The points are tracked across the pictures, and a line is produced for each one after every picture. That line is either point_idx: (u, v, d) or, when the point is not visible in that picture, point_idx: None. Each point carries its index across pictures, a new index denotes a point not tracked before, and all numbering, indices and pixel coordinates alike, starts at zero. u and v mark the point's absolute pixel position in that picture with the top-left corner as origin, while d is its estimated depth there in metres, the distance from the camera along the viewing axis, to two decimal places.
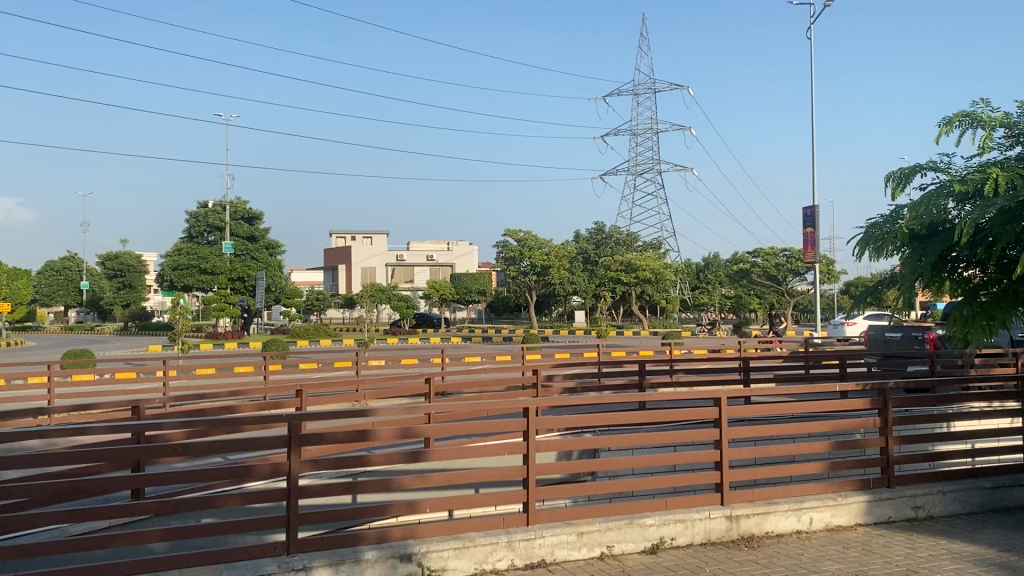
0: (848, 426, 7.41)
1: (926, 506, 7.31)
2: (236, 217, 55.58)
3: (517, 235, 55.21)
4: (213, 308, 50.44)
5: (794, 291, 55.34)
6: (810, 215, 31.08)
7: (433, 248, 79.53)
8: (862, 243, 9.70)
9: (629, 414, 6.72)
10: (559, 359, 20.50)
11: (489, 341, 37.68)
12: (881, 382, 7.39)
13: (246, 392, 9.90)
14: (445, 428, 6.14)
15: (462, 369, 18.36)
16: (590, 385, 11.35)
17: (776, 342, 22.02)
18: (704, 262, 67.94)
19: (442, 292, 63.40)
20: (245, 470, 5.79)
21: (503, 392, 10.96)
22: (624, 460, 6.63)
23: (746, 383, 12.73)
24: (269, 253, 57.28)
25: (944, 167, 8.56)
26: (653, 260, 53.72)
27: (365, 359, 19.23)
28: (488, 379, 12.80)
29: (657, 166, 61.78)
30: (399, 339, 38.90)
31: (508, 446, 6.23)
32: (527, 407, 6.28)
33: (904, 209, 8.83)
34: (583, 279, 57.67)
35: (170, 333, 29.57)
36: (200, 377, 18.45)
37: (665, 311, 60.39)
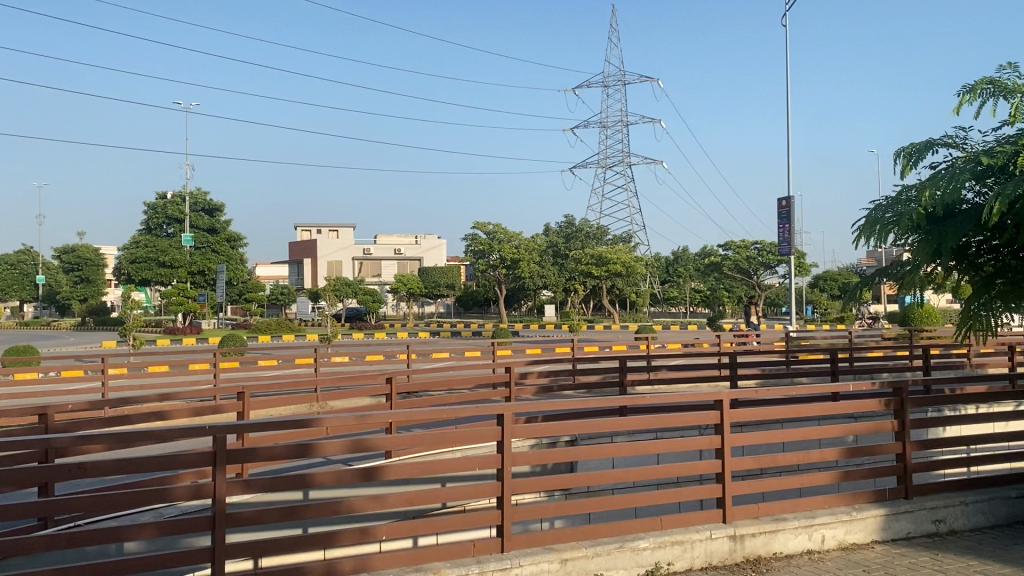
0: (862, 430, 6.59)
1: (947, 519, 6.54)
2: (196, 209, 54.34)
3: (486, 228, 54.01)
4: (169, 302, 48.66)
5: (765, 284, 54.80)
6: (785, 207, 30.44)
7: (400, 241, 78.23)
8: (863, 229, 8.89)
9: (620, 420, 5.78)
10: (531, 354, 19.61)
11: (457, 337, 36.73)
12: (897, 382, 6.57)
13: (183, 395, 8.85)
14: (405, 438, 5.19)
15: (430, 367, 17.36)
16: (567, 386, 10.39)
17: (752, 336, 21.31)
18: (674, 256, 67.46)
19: (409, 286, 62.16)
20: (160, 494, 4.75)
21: (475, 395, 9.99)
22: (616, 475, 5.73)
23: (733, 383, 11.88)
24: (230, 246, 55.68)
25: (960, 143, 7.77)
26: (625, 253, 52.84)
27: (327, 356, 18.17)
28: (456, 377, 11.80)
29: (627, 159, 61.23)
30: (364, 334, 37.70)
31: (479, 459, 5.29)
32: (501, 413, 5.34)
33: (914, 189, 8.03)
34: (553, 273, 56.62)
35: (121, 328, 28.12)
36: (148, 376, 17.28)
37: (635, 305, 59.83)
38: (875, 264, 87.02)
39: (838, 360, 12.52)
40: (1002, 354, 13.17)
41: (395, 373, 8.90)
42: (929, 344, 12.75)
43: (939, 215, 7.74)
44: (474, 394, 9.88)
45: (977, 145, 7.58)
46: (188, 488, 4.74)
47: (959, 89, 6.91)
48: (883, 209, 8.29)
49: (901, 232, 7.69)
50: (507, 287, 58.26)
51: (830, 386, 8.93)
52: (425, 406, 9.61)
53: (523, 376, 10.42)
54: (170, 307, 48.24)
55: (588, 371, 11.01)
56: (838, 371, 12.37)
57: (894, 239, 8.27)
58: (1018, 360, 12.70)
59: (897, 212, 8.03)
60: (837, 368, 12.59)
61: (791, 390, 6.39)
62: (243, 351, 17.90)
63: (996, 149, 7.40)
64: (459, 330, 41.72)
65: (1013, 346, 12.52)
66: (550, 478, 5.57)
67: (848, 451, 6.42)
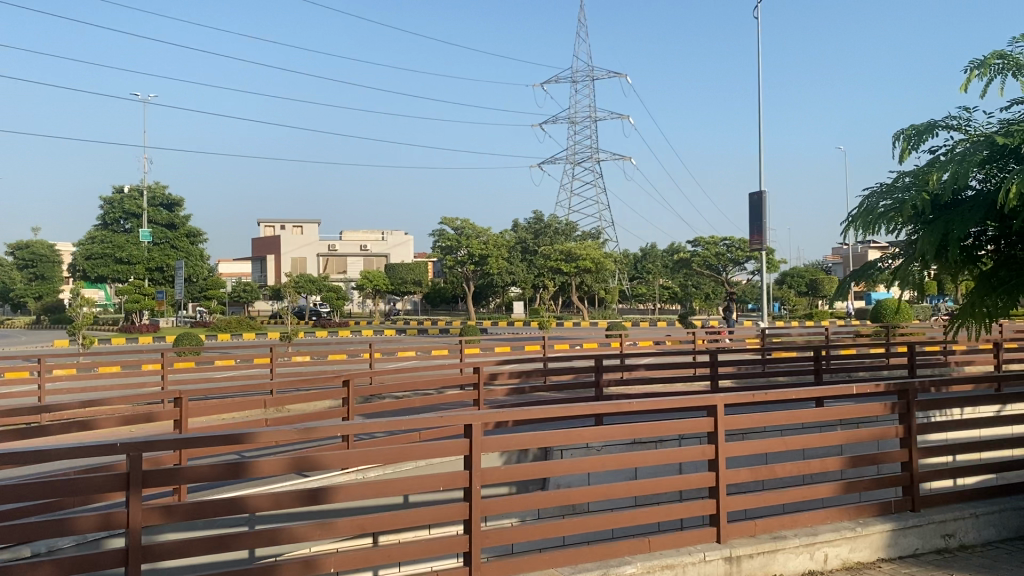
0: (866, 436, 5.97)
1: (957, 534, 5.97)
2: (155, 204, 53.02)
3: (454, 224, 53.18)
4: (126, 299, 47.28)
5: (734, 281, 54.61)
6: (757, 202, 30.11)
7: (366, 237, 77.16)
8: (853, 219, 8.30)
9: (602, 429, 5.10)
10: (499, 353, 18.88)
11: (424, 334, 35.95)
12: (903, 382, 5.97)
13: (115, 399, 8.01)
14: (358, 454, 4.45)
15: (395, 369, 16.57)
16: (539, 388, 9.67)
17: (724, 332, 20.81)
18: (643, 253, 67.17)
19: (375, 283, 61.22)
20: (61, 525, 3.93)
21: (443, 401, 9.23)
22: (599, 491, 5.06)
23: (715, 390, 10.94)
24: (191, 241, 54.31)
25: (961, 125, 7.23)
26: (594, 249, 52.45)
27: (285, 356, 17.27)
28: (419, 377, 10.91)
29: (595, 155, 60.94)
30: (327, 332, 36.86)
31: (443, 477, 4.61)
32: (469, 425, 4.65)
33: (911, 175, 7.47)
34: (522, 269, 55.93)
35: (71, 327, 26.94)
36: (93, 377, 16.29)
37: (604, 302, 59.44)
38: (839, 261, 87.67)
39: (820, 358, 12.00)
40: (986, 352, 12.76)
41: (355, 375, 8.08)
42: (913, 341, 12.28)
43: (942, 201, 7.17)
44: (443, 401, 9.08)
45: (982, 127, 7.05)
46: (94, 517, 3.95)
47: (968, 64, 6.34)
48: (877, 197, 7.70)
49: (902, 223, 7.11)
50: (476, 284, 57.50)
51: (820, 385, 8.36)
52: (389, 411, 8.82)
53: (494, 377, 9.69)
54: (126, 305, 46.69)
55: (562, 371, 10.30)
56: (820, 370, 11.84)
57: (890, 230, 7.69)
58: (1004, 357, 12.30)
59: (895, 199, 7.44)
60: (820, 366, 12.05)
61: (793, 392, 5.75)
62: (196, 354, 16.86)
63: (1005, 130, 6.87)
64: (426, 328, 40.83)
65: (998, 343, 12.12)
66: (525, 497, 4.88)
67: (851, 459, 5.81)
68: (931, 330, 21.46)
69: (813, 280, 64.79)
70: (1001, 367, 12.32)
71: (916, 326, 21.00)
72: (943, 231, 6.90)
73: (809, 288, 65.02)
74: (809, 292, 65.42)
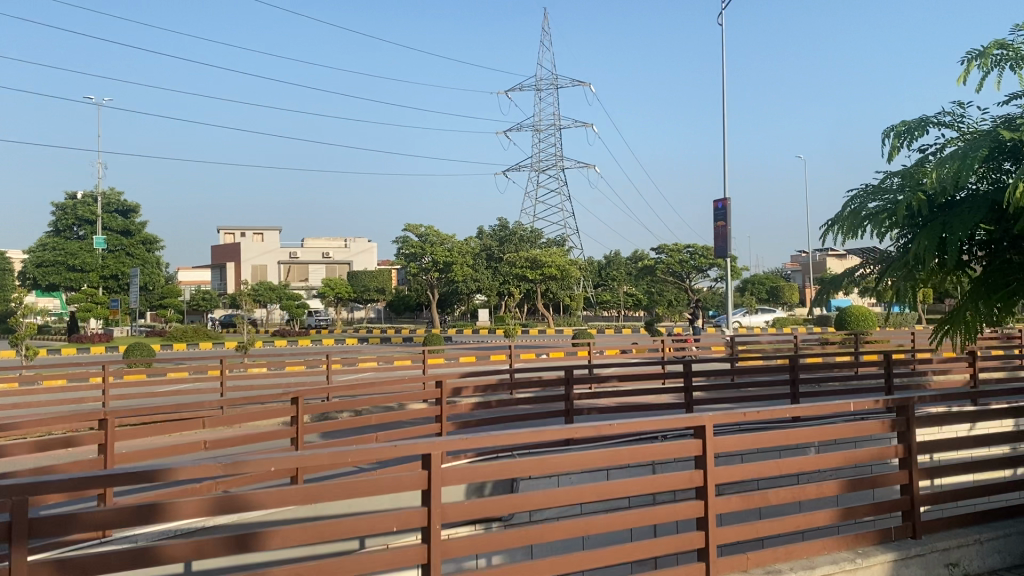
0: (864, 457, 5.45)
1: (961, 562, 5.49)
2: (109, 210, 51.64)
3: (418, 230, 52.32)
4: (78, 308, 45.65)
5: (697, 288, 54.60)
6: (722, 209, 29.85)
7: (329, 244, 75.98)
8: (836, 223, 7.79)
9: (575, 456, 4.50)
10: (463, 364, 18.21)
11: (387, 344, 35.07)
12: (904, 397, 5.48)
13: (39, 422, 7.27)
14: (296, 491, 3.82)
15: (353, 382, 15.80)
16: (505, 403, 9.03)
17: (692, 339, 20.38)
18: (607, 260, 66.90)
19: (337, 291, 60.21)
20: None
21: (402, 418, 8.54)
22: (577, 524, 4.47)
23: (689, 408, 10.24)
24: (147, 248, 52.90)
25: (953, 122, 6.77)
26: (559, 256, 52.10)
27: (238, 368, 16.42)
28: (376, 391, 10.13)
29: (560, 162, 60.64)
30: (287, 342, 35.84)
31: (397, 516, 3.98)
32: (428, 453, 4.04)
33: (901, 177, 6.99)
34: (487, 276, 55.32)
35: (13, 337, 25.62)
36: (30, 392, 15.30)
37: (569, 309, 59.07)
38: (800, 268, 88.34)
39: (795, 372, 11.45)
40: (961, 361, 12.43)
41: (305, 392, 7.36)
42: (889, 350, 11.88)
43: (936, 201, 6.72)
44: (402, 418, 8.39)
45: (975, 124, 6.63)
46: None
47: (970, 53, 5.87)
48: (864, 199, 7.23)
49: (893, 226, 6.66)
50: (440, 292, 56.77)
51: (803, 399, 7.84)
52: (342, 432, 8.11)
53: (457, 392, 9.02)
54: (78, 313, 45.14)
55: (528, 384, 9.67)
56: (795, 387, 11.24)
57: (878, 234, 7.22)
58: (980, 368, 11.99)
59: (885, 201, 6.98)
60: (795, 383, 11.44)
61: (788, 410, 5.22)
62: (143, 368, 15.91)
63: (1001, 126, 6.45)
64: (390, 337, 40.04)
65: (974, 354, 11.82)
66: (490, 535, 4.27)
67: (849, 483, 5.29)
68: (898, 339, 21.24)
69: (774, 287, 65.10)
70: (977, 378, 12.01)
71: (884, 335, 20.77)
72: (942, 234, 6.42)
73: (771, 295, 65.33)
74: (771, 299, 65.71)
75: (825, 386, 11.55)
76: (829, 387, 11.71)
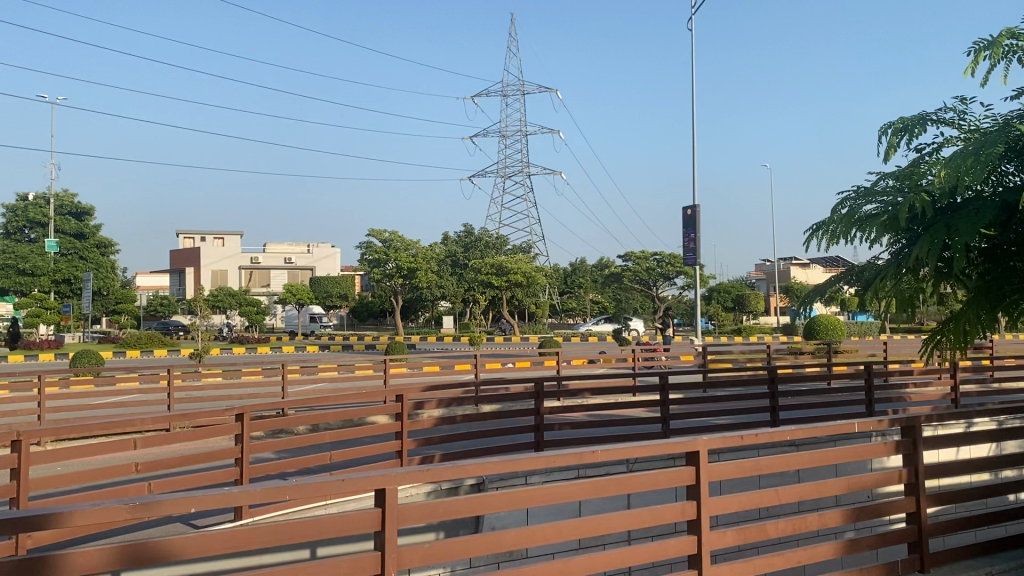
0: (870, 482, 4.91)
1: None
2: (62, 212, 50.00)
3: (382, 236, 51.47)
4: (26, 314, 43.89)
5: (664, 296, 54.28)
6: (691, 216, 29.50)
7: (291, 249, 74.65)
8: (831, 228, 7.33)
9: (553, 488, 3.90)
10: (427, 373, 17.49)
11: (348, 351, 34.14)
12: (911, 416, 4.96)
13: None
14: (225, 537, 3.15)
15: (311, 392, 15.05)
16: (471, 419, 8.36)
17: (662, 348, 19.87)
18: (572, 268, 66.50)
19: (299, 296, 59.11)
20: None
21: (358, 432, 7.86)
22: (554, 565, 3.88)
23: (667, 430, 9.55)
24: (101, 252, 51.28)
25: (953, 119, 6.35)
26: (525, 263, 51.57)
27: (190, 377, 15.52)
28: (330, 405, 9.38)
29: (527, 169, 60.13)
30: (245, 349, 34.69)
31: (346, 563, 3.36)
32: (381, 488, 3.42)
33: (902, 180, 6.56)
34: (452, 283, 54.53)
35: None
36: None
37: (534, 316, 58.51)
38: (764, 277, 88.82)
39: (774, 388, 10.81)
40: (941, 373, 12.06)
41: (249, 412, 6.70)
42: (869, 363, 11.45)
43: (938, 203, 6.31)
44: (360, 433, 7.73)
45: (977, 122, 6.23)
46: None
47: (978, 43, 5.46)
48: (859, 202, 6.78)
49: (892, 232, 6.25)
50: (404, 298, 55.85)
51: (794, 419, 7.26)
52: (292, 446, 7.42)
53: (420, 405, 8.34)
54: (26, 319, 43.36)
55: (495, 398, 9.03)
56: (774, 408, 10.54)
57: (874, 239, 6.76)
58: (961, 390, 11.70)
59: (881, 203, 6.57)
60: (774, 402, 10.74)
61: (788, 432, 4.68)
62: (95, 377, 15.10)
63: (1006, 123, 6.07)
64: (352, 344, 39.03)
65: (956, 368, 11.54)
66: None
67: (854, 512, 4.76)
68: (868, 349, 20.94)
69: (740, 295, 65.06)
70: (957, 399, 11.70)
71: (855, 344, 20.49)
72: (944, 239, 5.97)
73: (736, 304, 65.38)
74: (735, 307, 65.73)
75: (805, 408, 10.87)
76: (808, 404, 11.14)
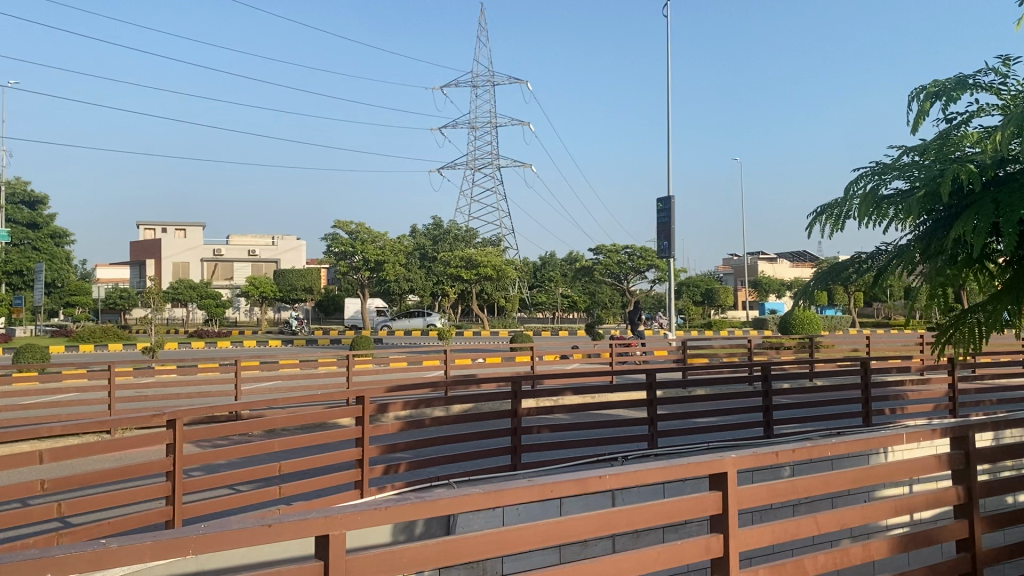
0: (920, 505, 4.10)
1: None
2: (14, 201, 47.84)
3: (348, 227, 50.12)
4: None
5: (634, 290, 53.72)
6: (666, 206, 28.75)
7: (255, 242, 72.96)
8: (861, 209, 6.56)
9: (554, 521, 3.04)
10: (394, 368, 16.51)
11: (313, 346, 33.05)
12: (965, 426, 4.17)
13: None
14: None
15: (268, 391, 14.09)
16: (440, 423, 7.44)
17: (636, 343, 18.71)
18: (542, 261, 65.74)
19: (262, 289, 57.85)
20: None
21: (315, 437, 6.94)
22: None
23: (654, 430, 8.70)
24: (55, 242, 49.28)
25: (992, 81, 5.66)
26: (495, 256, 50.67)
27: (136, 375, 14.34)
28: (284, 404, 8.39)
29: (496, 161, 59.26)
30: (205, 343, 33.37)
31: None
32: (323, 534, 2.55)
33: (937, 156, 5.86)
34: (420, 276, 53.56)
35: None
36: None
37: (503, 310, 57.65)
38: (731, 271, 88.86)
39: (768, 387, 9.97)
40: (938, 370, 11.41)
41: (183, 417, 5.73)
42: (866, 359, 10.70)
43: (984, 176, 5.59)
44: (316, 437, 6.81)
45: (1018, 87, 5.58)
46: None
47: None
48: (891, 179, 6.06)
49: (923, 211, 5.55)
50: (371, 291, 54.73)
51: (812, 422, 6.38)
52: (237, 453, 6.48)
53: (384, 408, 7.39)
54: None
55: (468, 396, 8.17)
56: (768, 409, 9.77)
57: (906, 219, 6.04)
58: (959, 396, 10.94)
59: (918, 178, 5.86)
60: (767, 401, 9.92)
61: (829, 445, 3.86)
62: (38, 366, 14.06)
63: None
64: (318, 339, 37.84)
65: (954, 366, 10.92)
66: None
67: (900, 541, 3.98)
68: (847, 344, 20.35)
69: (709, 290, 64.81)
70: (955, 407, 10.94)
71: (834, 339, 19.92)
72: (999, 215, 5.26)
73: (705, 298, 65.16)
74: (704, 301, 65.49)
75: (798, 408, 10.10)
76: (799, 404, 10.40)
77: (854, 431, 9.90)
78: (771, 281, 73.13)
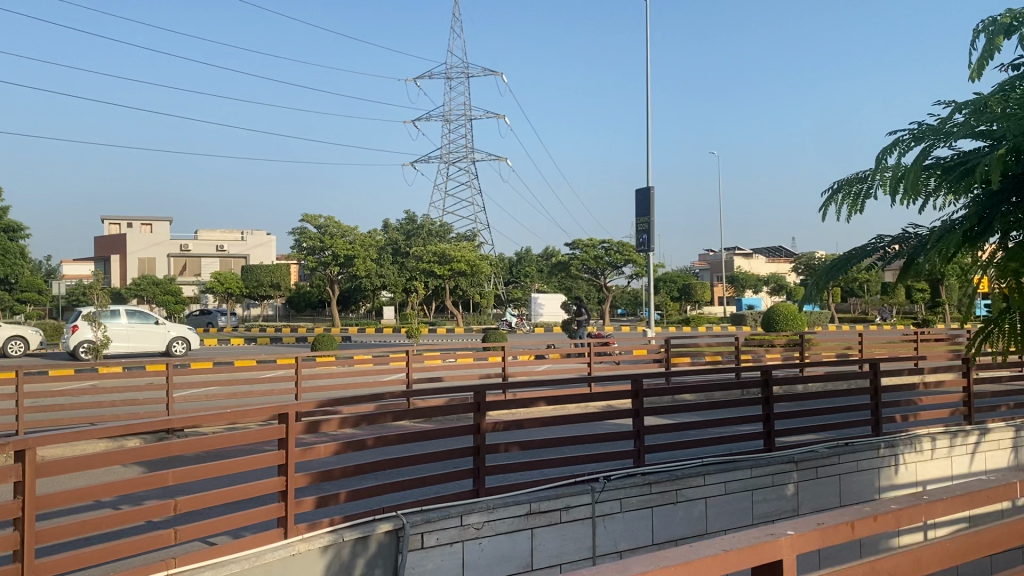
0: None
1: None
2: None
3: (317, 221, 48.54)
4: None
5: (612, 285, 52.48)
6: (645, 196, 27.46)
7: (224, 237, 71.17)
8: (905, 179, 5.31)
9: None
10: (352, 370, 15.13)
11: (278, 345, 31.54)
12: None
13: None
14: None
15: (211, 397, 12.66)
16: (383, 441, 6.14)
17: (613, 340, 17.37)
18: (517, 257, 64.61)
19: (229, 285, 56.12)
20: None
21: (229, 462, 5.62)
22: None
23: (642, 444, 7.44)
24: (8, 237, 47.12)
25: None
26: (469, 251, 49.41)
27: (61, 379, 12.85)
28: (204, 416, 7.08)
29: (470, 155, 58.00)
30: None
31: None
32: None
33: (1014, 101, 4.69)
34: (392, 271, 51.89)
35: None
36: None
37: (478, 307, 56.53)
38: (707, 266, 88.33)
39: (767, 393, 8.74)
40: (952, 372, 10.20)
41: (36, 446, 4.43)
42: (875, 359, 9.48)
43: None
44: (227, 463, 5.49)
45: None
46: None
47: None
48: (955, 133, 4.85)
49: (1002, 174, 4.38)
50: (341, 287, 53.17)
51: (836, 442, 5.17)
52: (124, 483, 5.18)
53: (318, 424, 6.07)
54: None
55: (424, 409, 6.86)
56: (769, 418, 8.54)
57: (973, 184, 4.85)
58: (975, 399, 9.72)
59: (994, 128, 4.68)
60: (768, 409, 8.70)
61: (925, 505, 2.61)
62: None
63: None
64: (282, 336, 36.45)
65: (971, 367, 9.69)
66: None
67: None
68: (837, 341, 19.17)
69: (686, 286, 63.94)
70: (972, 413, 9.71)
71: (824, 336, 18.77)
72: None
73: (682, 294, 64.24)
74: (681, 297, 64.64)
75: (801, 417, 8.91)
76: (802, 411, 9.16)
77: (864, 441, 8.71)
78: (748, 276, 72.68)
